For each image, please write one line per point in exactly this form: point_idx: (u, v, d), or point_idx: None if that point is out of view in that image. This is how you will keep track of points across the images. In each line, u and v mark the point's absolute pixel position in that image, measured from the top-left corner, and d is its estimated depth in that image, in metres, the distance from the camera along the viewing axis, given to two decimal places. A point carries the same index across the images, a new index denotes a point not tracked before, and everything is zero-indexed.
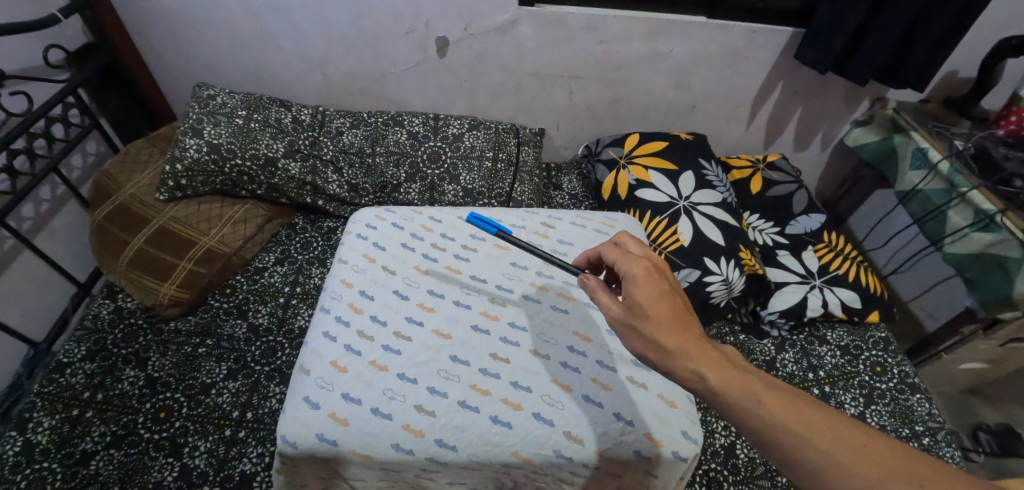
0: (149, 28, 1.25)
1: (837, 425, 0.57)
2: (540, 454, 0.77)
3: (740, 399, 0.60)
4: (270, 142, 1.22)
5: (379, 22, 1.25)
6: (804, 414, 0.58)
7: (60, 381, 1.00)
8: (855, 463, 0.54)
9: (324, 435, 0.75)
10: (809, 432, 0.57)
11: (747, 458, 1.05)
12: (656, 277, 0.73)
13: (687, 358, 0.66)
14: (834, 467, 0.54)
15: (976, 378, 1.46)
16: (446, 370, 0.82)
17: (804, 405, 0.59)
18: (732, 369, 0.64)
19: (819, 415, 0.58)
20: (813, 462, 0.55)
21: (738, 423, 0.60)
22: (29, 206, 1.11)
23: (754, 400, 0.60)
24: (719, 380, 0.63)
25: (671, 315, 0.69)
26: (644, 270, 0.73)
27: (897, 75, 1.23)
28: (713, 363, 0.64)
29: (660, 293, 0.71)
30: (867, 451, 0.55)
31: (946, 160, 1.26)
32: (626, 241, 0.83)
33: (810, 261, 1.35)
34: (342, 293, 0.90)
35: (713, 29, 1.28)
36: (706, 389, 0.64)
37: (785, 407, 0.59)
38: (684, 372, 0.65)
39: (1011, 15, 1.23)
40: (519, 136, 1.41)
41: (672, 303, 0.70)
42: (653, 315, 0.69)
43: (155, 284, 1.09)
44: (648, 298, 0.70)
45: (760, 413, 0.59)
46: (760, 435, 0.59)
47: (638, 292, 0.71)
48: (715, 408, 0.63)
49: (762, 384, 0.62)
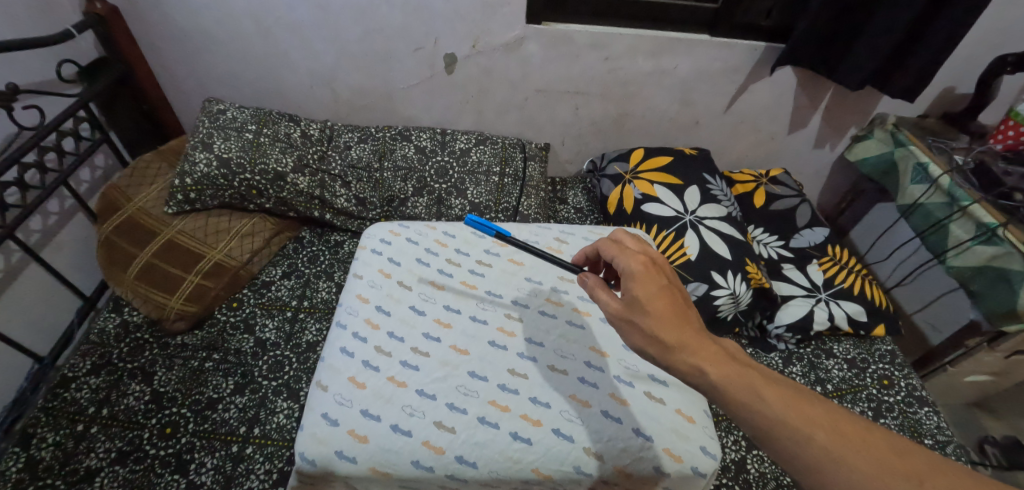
0: (160, 43, 1.26)
1: (838, 421, 0.57)
2: (559, 470, 0.76)
3: (741, 393, 0.60)
4: (280, 157, 1.22)
5: (389, 39, 1.27)
6: (804, 409, 0.58)
7: (65, 396, 0.99)
8: (854, 458, 0.54)
9: (343, 452, 0.74)
10: (808, 425, 0.56)
11: (758, 473, 1.04)
12: (654, 273, 0.73)
13: (688, 353, 0.65)
14: (832, 461, 0.54)
15: (981, 390, 1.46)
16: (465, 385, 0.82)
17: (804, 400, 0.59)
18: (732, 364, 0.63)
19: (819, 409, 0.58)
20: (813, 457, 0.55)
21: (737, 416, 0.60)
22: (37, 219, 1.10)
23: (753, 393, 0.60)
24: (719, 374, 0.62)
25: (670, 310, 0.69)
26: (642, 266, 0.73)
27: (896, 91, 1.25)
28: (713, 357, 0.64)
29: (659, 289, 0.71)
30: (867, 447, 0.54)
31: (946, 175, 1.29)
32: (624, 236, 0.82)
33: (815, 275, 1.35)
34: (358, 308, 0.90)
35: (717, 47, 1.30)
36: (706, 384, 0.63)
37: (785, 402, 0.59)
38: (684, 367, 0.65)
39: (1006, 33, 1.26)
40: (526, 151, 1.42)
41: (672, 299, 0.70)
42: (651, 310, 0.69)
43: (162, 298, 1.08)
44: (646, 294, 0.70)
45: (758, 407, 0.59)
46: (760, 428, 0.58)
47: (636, 288, 0.71)
48: (715, 402, 0.63)
49: (761, 377, 0.61)
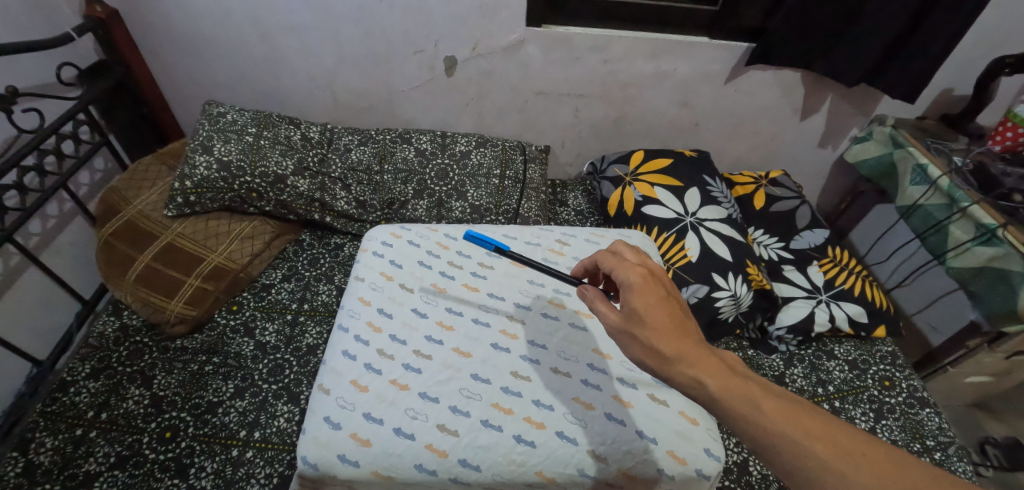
0: (160, 47, 1.26)
1: (837, 433, 0.56)
2: (563, 473, 0.76)
3: (738, 406, 0.60)
4: (280, 160, 1.22)
5: (390, 42, 1.27)
6: (803, 421, 0.58)
7: (63, 400, 0.98)
8: (854, 473, 0.53)
9: (346, 457, 0.74)
10: (808, 439, 0.56)
11: (760, 474, 1.02)
12: (653, 283, 0.72)
13: (689, 364, 0.65)
14: (833, 475, 0.54)
15: (981, 391, 1.46)
16: (468, 388, 0.81)
17: (804, 412, 0.59)
18: (731, 376, 0.63)
19: (818, 421, 0.58)
20: (812, 470, 0.55)
21: (738, 430, 0.60)
22: (36, 222, 1.10)
23: (753, 407, 0.60)
24: (719, 387, 0.62)
25: (669, 322, 0.68)
26: (641, 277, 0.73)
27: (894, 92, 1.26)
28: (713, 369, 0.64)
29: (658, 299, 0.70)
30: (867, 459, 0.54)
31: (946, 175, 1.29)
32: (622, 247, 0.81)
33: (816, 276, 1.35)
34: (360, 311, 0.89)
35: (716, 49, 1.31)
36: (705, 396, 0.63)
37: (784, 415, 0.58)
38: (684, 379, 0.64)
39: (1003, 35, 1.27)
40: (526, 154, 1.42)
41: (671, 309, 0.69)
42: (650, 322, 0.68)
43: (162, 302, 1.07)
44: (645, 306, 0.70)
45: (758, 420, 0.59)
46: (759, 442, 0.58)
47: (635, 300, 0.71)
48: (716, 415, 0.62)
49: (761, 390, 0.61)
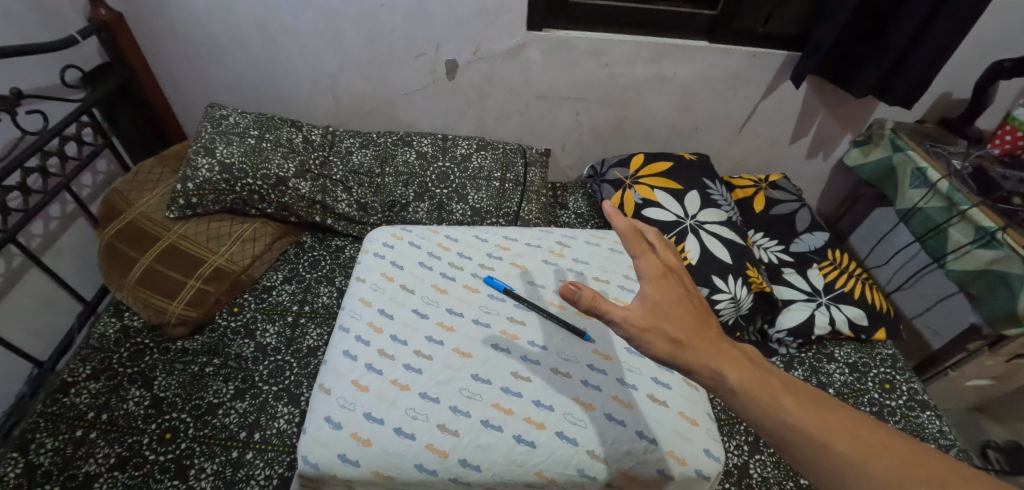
0: (163, 49, 1.27)
1: (860, 427, 0.57)
2: (563, 473, 0.76)
3: (762, 398, 0.60)
4: (282, 162, 1.22)
5: (391, 46, 1.28)
6: (825, 416, 0.58)
7: (64, 401, 0.98)
8: (874, 466, 0.54)
9: (346, 456, 0.74)
10: (827, 433, 0.57)
11: (761, 478, 1.01)
12: (672, 281, 0.73)
13: (707, 358, 0.65)
14: (851, 468, 0.55)
15: (982, 395, 1.45)
16: (469, 388, 0.81)
17: (826, 407, 0.59)
18: (753, 369, 0.63)
19: (840, 416, 0.58)
20: (833, 463, 0.55)
21: (757, 423, 0.60)
22: (39, 223, 1.10)
23: (773, 399, 0.60)
24: (739, 379, 0.62)
25: (688, 317, 0.69)
26: (660, 272, 0.72)
27: (891, 97, 1.26)
28: (734, 362, 0.64)
29: (677, 296, 0.71)
30: (887, 452, 0.55)
31: (946, 179, 1.29)
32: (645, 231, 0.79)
33: (815, 279, 1.36)
34: (361, 312, 0.90)
35: (715, 53, 1.31)
36: (726, 389, 0.63)
37: (807, 409, 0.59)
38: (705, 371, 0.64)
39: (1002, 39, 1.28)
40: (526, 157, 1.42)
41: (690, 306, 0.71)
42: (670, 315, 0.69)
43: (163, 303, 1.08)
44: (665, 300, 0.70)
45: (781, 415, 0.59)
46: (783, 436, 0.58)
47: (654, 293, 0.70)
48: (737, 410, 0.62)
49: (781, 384, 0.62)
